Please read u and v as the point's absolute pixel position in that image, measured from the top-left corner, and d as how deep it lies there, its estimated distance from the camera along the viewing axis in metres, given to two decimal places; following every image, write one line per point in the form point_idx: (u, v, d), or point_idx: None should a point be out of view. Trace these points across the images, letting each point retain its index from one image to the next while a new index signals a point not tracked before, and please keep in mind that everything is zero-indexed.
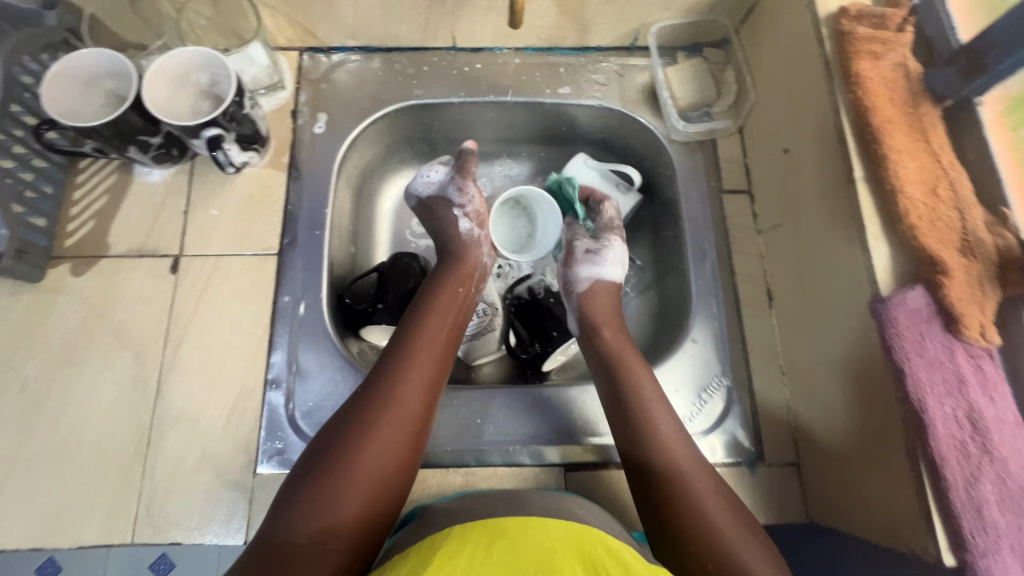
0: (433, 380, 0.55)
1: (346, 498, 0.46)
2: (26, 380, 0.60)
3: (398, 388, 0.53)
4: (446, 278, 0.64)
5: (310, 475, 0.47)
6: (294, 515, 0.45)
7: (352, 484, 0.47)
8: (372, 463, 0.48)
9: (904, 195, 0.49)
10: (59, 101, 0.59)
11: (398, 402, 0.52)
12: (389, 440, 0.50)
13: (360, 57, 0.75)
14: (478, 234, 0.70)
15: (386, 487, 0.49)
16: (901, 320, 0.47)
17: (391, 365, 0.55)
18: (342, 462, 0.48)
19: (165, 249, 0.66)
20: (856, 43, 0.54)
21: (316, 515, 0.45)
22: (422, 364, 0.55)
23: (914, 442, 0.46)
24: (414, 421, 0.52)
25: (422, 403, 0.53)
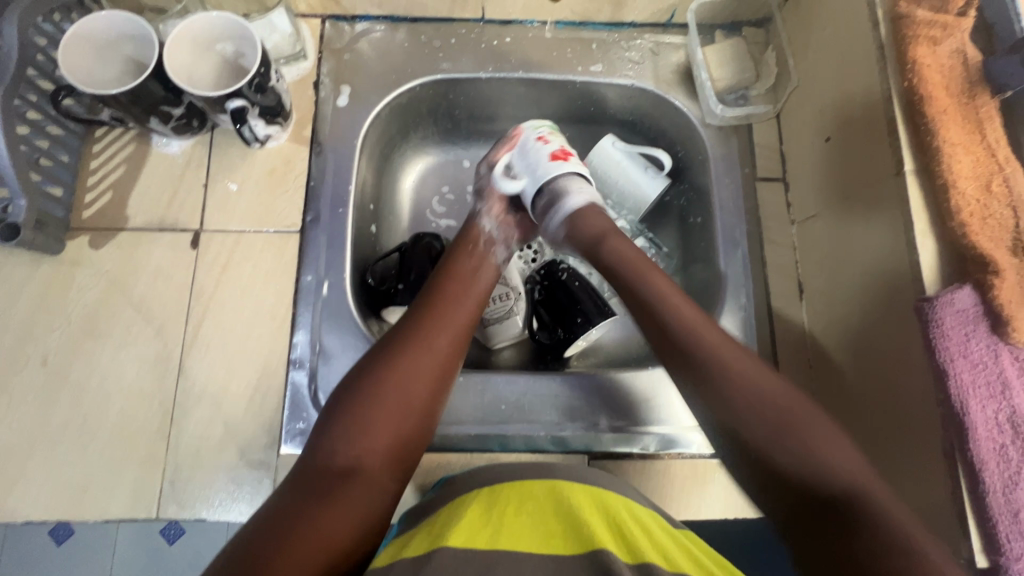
0: (459, 325, 0.55)
1: (376, 428, 0.47)
2: (47, 354, 0.60)
3: (424, 332, 0.52)
4: (464, 237, 0.64)
5: (339, 410, 0.48)
6: (329, 442, 0.47)
7: (378, 417, 0.48)
8: (395, 400, 0.49)
9: (956, 191, 0.47)
10: (79, 69, 0.57)
11: (425, 344, 0.52)
12: (413, 378, 0.50)
13: (385, 26, 0.72)
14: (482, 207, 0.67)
15: (412, 424, 0.49)
16: (947, 319, 0.45)
17: (419, 313, 0.54)
18: (371, 396, 0.48)
19: (185, 224, 0.64)
20: (914, 27, 0.51)
21: (349, 442, 0.47)
22: (447, 311, 0.55)
23: (953, 443, 0.45)
24: (444, 361, 0.52)
25: (451, 347, 0.53)
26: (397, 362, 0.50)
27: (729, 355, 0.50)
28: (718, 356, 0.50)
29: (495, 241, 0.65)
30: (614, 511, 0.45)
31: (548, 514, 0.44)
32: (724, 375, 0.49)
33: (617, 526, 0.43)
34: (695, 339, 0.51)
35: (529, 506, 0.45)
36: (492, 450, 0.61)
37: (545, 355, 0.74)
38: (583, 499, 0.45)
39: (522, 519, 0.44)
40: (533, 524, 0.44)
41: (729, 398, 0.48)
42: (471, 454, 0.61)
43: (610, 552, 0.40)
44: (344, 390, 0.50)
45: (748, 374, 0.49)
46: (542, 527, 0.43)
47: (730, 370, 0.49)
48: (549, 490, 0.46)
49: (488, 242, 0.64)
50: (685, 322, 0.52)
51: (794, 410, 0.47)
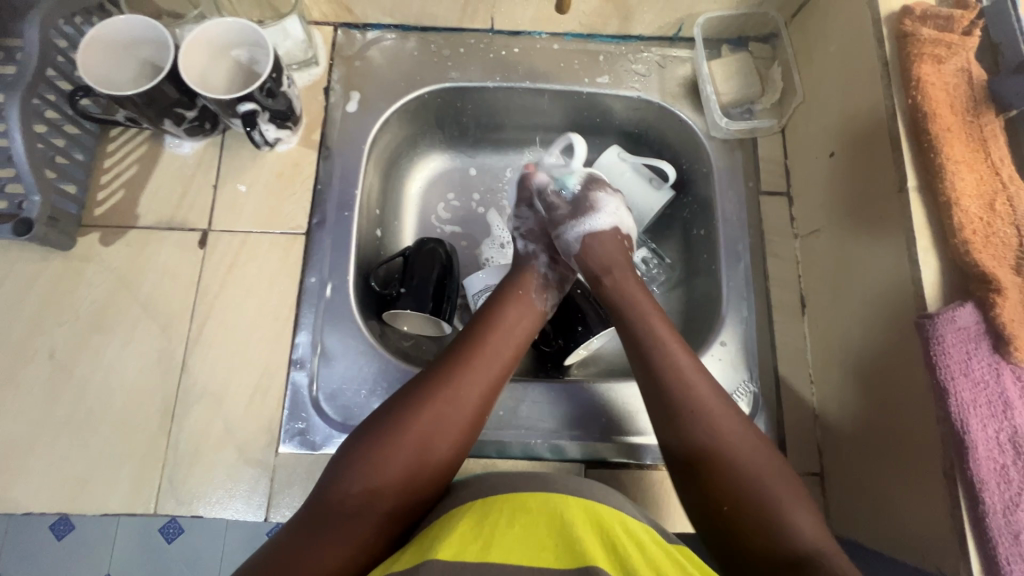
0: (490, 383, 0.55)
1: (391, 469, 0.48)
2: (54, 348, 0.61)
3: (452, 381, 0.53)
4: (511, 284, 0.65)
5: (360, 449, 0.49)
6: (344, 478, 0.48)
7: (396, 460, 0.49)
8: (418, 446, 0.49)
9: (960, 208, 0.47)
10: (97, 71, 0.58)
11: (451, 395, 0.52)
12: (441, 429, 0.51)
13: (396, 35, 0.73)
14: (533, 252, 0.68)
15: (431, 473, 0.50)
16: (948, 337, 0.45)
17: (453, 361, 0.55)
18: (392, 438, 0.49)
19: (193, 224, 0.65)
20: (919, 45, 0.51)
21: (363, 481, 0.48)
22: (479, 363, 0.55)
23: (953, 461, 0.44)
24: (469, 417, 0.52)
25: (478, 404, 0.53)
26: (423, 410, 0.51)
27: (742, 448, 0.51)
28: (707, 430, 0.51)
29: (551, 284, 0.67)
30: (609, 527, 0.44)
31: (541, 526, 0.44)
32: (700, 419, 0.52)
33: (608, 538, 0.43)
34: (699, 410, 0.52)
35: (524, 518, 0.45)
36: (489, 456, 0.61)
37: (545, 363, 0.74)
38: (575, 512, 0.46)
39: (515, 532, 0.44)
40: (525, 534, 0.44)
41: (692, 432, 0.52)
42: (467, 459, 0.61)
43: (601, 567, 0.40)
44: (367, 428, 0.51)
45: (741, 446, 0.51)
46: (534, 539, 0.43)
47: (705, 418, 0.52)
48: (541, 500, 0.47)
49: (537, 287, 0.65)
50: (670, 359, 0.55)
51: (765, 469, 0.49)
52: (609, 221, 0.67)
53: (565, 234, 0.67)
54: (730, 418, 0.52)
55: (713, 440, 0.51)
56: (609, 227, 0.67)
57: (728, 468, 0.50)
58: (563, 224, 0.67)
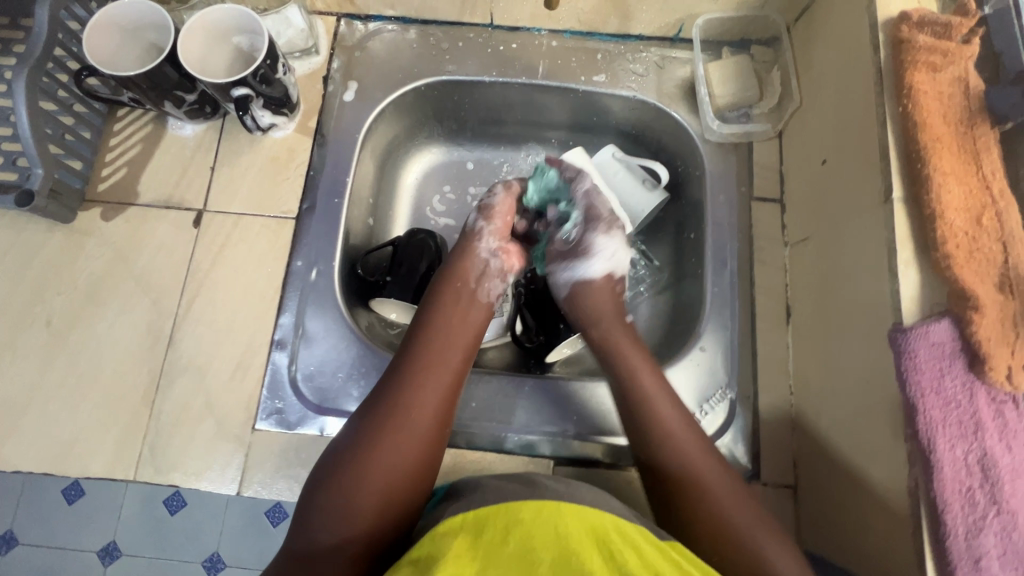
0: (444, 391, 0.55)
1: (359, 507, 0.47)
2: (52, 316, 0.63)
3: (402, 400, 0.53)
4: (453, 281, 0.63)
5: (323, 489, 0.48)
6: (316, 524, 0.47)
7: (362, 496, 0.48)
8: (382, 475, 0.49)
9: (944, 221, 0.46)
10: (103, 53, 0.61)
11: (406, 416, 0.52)
12: (396, 450, 0.50)
13: (396, 27, 0.74)
14: (482, 228, 0.66)
15: (398, 496, 0.49)
16: (920, 352, 0.44)
17: (400, 378, 0.55)
18: (353, 476, 0.48)
19: (190, 203, 0.67)
20: (913, 52, 0.50)
21: (335, 525, 0.47)
22: (429, 375, 0.55)
23: (918, 480, 0.43)
24: (428, 431, 0.52)
25: (435, 415, 0.53)
26: (379, 439, 0.50)
27: (676, 431, 0.53)
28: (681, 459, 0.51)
29: (494, 275, 0.65)
30: (603, 532, 0.43)
31: (537, 539, 0.42)
32: (635, 399, 0.55)
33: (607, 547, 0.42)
34: (646, 404, 0.55)
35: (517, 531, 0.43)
36: (458, 446, 0.61)
37: (528, 360, 0.74)
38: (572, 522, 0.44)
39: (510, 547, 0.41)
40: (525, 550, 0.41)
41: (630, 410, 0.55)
42: None
43: None
44: (327, 468, 0.50)
45: (720, 481, 0.50)
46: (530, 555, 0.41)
47: (636, 398, 0.55)
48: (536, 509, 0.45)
49: (484, 276, 0.64)
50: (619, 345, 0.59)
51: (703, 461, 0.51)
52: (603, 268, 0.64)
53: (555, 274, 0.65)
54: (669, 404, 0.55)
55: (650, 421, 0.54)
56: (601, 276, 0.64)
57: (702, 498, 0.49)
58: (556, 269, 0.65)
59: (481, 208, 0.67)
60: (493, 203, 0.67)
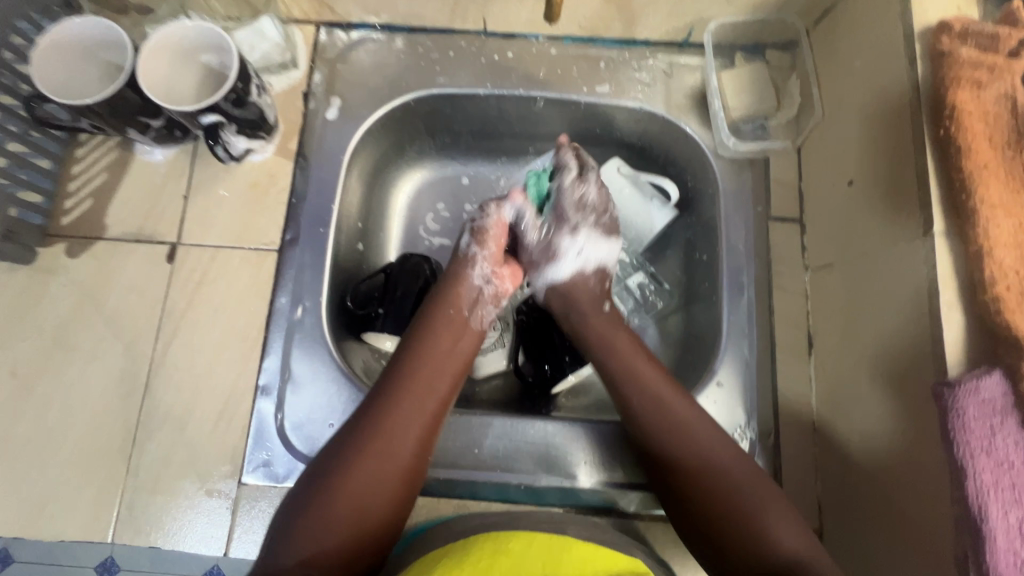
0: (429, 413, 0.52)
1: (327, 532, 0.45)
2: (16, 364, 0.58)
3: (382, 418, 0.50)
4: (447, 294, 0.60)
5: (294, 511, 0.46)
6: (282, 547, 0.45)
7: (330, 521, 0.46)
8: (352, 497, 0.47)
9: (992, 260, 0.41)
10: (54, 78, 0.55)
11: (384, 438, 0.49)
12: (365, 485, 0.48)
13: (381, 36, 0.68)
14: (475, 252, 0.62)
15: (369, 528, 0.47)
16: (970, 411, 0.39)
17: (383, 393, 0.52)
18: (323, 499, 0.47)
19: (162, 236, 0.62)
20: (956, 67, 0.45)
21: (300, 549, 0.45)
22: (415, 396, 0.52)
23: (967, 549, 0.40)
24: (408, 455, 0.50)
25: (416, 442, 0.51)
26: (355, 461, 0.48)
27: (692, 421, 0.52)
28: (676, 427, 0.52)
29: (484, 301, 0.61)
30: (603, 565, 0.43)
31: None
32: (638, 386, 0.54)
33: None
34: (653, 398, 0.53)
35: None
36: (460, 497, 0.58)
37: (530, 391, 0.69)
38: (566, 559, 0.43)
39: None
40: None
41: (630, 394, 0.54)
42: (438, 499, 0.58)
43: None
44: (302, 489, 0.48)
45: (716, 446, 0.51)
46: None
47: (630, 372, 0.55)
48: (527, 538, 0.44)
49: (477, 302, 0.60)
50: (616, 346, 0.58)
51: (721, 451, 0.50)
52: (570, 268, 0.63)
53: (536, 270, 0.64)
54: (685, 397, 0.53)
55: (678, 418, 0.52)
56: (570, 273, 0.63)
57: (693, 458, 0.50)
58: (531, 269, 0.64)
59: (473, 230, 0.62)
60: (486, 226, 0.62)
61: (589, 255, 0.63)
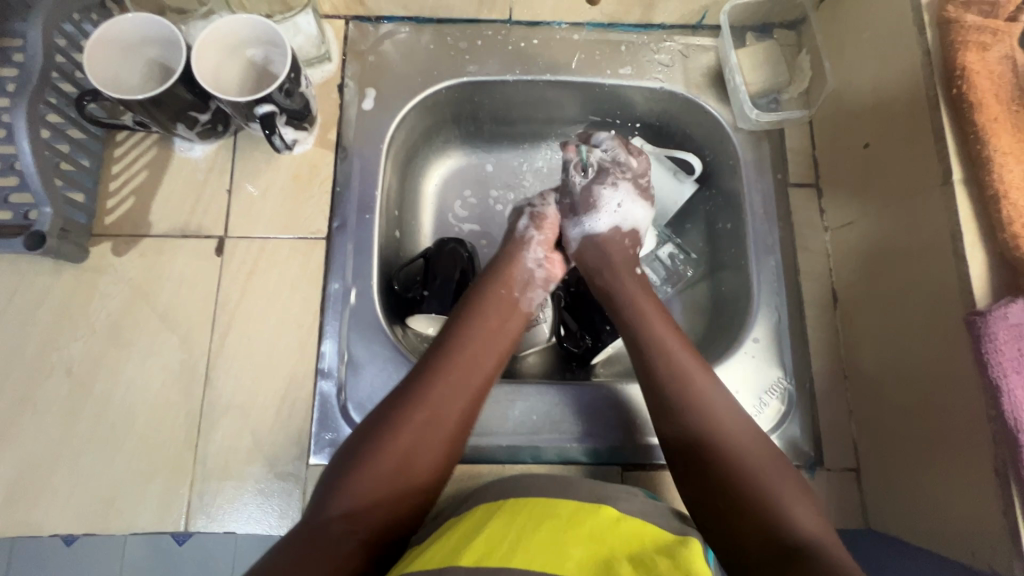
0: (476, 385, 0.54)
1: (375, 484, 0.47)
2: (71, 364, 0.58)
3: (433, 385, 0.52)
4: (497, 275, 0.63)
5: (345, 463, 0.48)
6: (331, 495, 0.47)
7: (378, 474, 0.48)
8: (402, 454, 0.49)
9: (1008, 201, 0.46)
10: (106, 77, 0.56)
11: (433, 403, 0.52)
12: (414, 444, 0.49)
13: (410, 28, 0.70)
14: (532, 236, 0.66)
15: (407, 492, 0.49)
16: (1000, 335, 0.44)
17: (434, 362, 0.55)
18: (373, 452, 0.48)
19: (209, 230, 0.63)
20: (963, 32, 0.50)
21: (348, 500, 0.46)
22: (464, 368, 0.54)
23: (1006, 460, 0.44)
24: (455, 422, 0.52)
25: (463, 411, 0.53)
26: (405, 420, 0.50)
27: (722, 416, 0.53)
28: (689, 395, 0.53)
29: (537, 284, 0.65)
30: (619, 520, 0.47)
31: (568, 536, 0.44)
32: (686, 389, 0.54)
33: (637, 555, 0.42)
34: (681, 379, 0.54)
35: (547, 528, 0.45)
36: (524, 461, 0.61)
37: (570, 362, 0.73)
38: (608, 526, 0.45)
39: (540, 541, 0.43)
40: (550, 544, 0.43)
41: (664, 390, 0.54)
42: (503, 464, 0.61)
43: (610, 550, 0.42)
44: (352, 444, 0.50)
45: (726, 419, 0.52)
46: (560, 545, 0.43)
47: (681, 375, 0.54)
48: (571, 510, 0.47)
49: (527, 285, 0.64)
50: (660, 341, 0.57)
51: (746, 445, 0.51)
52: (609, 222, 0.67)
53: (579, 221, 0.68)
54: (715, 389, 0.54)
55: (703, 419, 0.52)
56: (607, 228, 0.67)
57: (700, 420, 0.52)
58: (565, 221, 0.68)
59: (533, 214, 0.68)
60: (546, 213, 0.68)
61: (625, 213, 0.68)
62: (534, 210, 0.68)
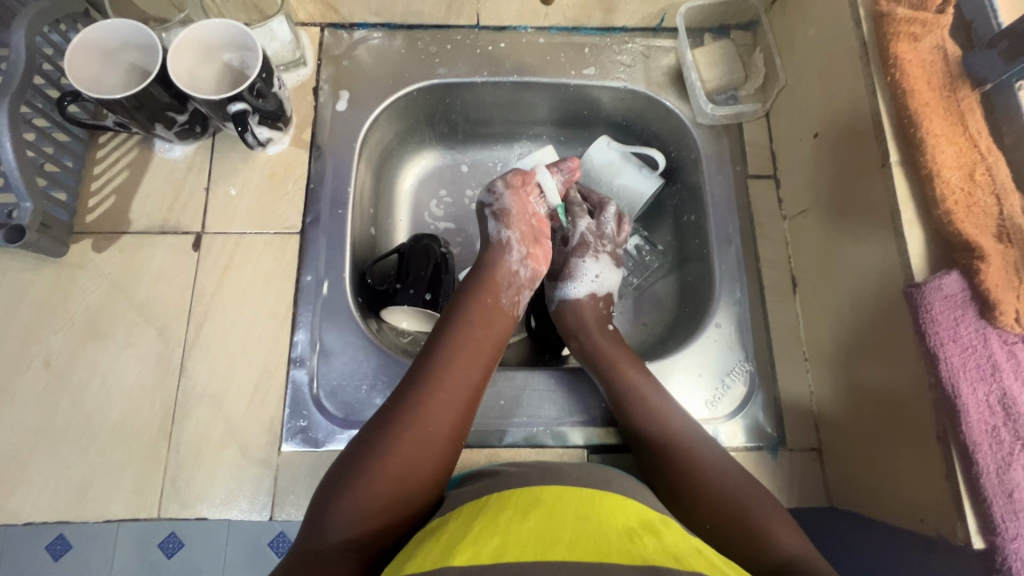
0: (466, 397, 0.55)
1: (374, 503, 0.48)
2: (50, 356, 0.60)
3: (426, 400, 0.53)
4: (484, 282, 0.64)
5: (341, 481, 0.49)
6: (330, 517, 0.47)
7: (378, 492, 0.48)
8: (400, 470, 0.49)
9: (940, 179, 0.48)
10: (85, 78, 0.58)
11: (428, 418, 0.52)
12: (410, 461, 0.50)
13: (382, 34, 0.74)
14: (511, 237, 0.66)
15: (410, 503, 0.49)
16: (935, 306, 0.46)
17: (425, 375, 0.55)
18: (371, 471, 0.49)
19: (187, 226, 0.65)
20: (895, 25, 0.53)
21: (349, 521, 0.47)
22: (456, 380, 0.55)
23: (946, 426, 0.46)
24: (449, 434, 0.53)
25: (456, 423, 0.54)
26: (401, 437, 0.51)
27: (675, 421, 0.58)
28: (666, 428, 0.57)
29: (521, 285, 0.66)
30: (604, 501, 0.47)
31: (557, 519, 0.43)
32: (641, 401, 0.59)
33: (627, 535, 0.42)
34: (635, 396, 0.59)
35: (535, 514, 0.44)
36: (491, 446, 0.61)
37: (542, 354, 0.74)
38: (594, 508, 0.45)
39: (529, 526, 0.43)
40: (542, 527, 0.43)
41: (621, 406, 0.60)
42: (471, 449, 0.61)
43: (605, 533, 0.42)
44: (347, 461, 0.50)
45: (679, 426, 0.57)
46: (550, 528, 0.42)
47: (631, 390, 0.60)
48: (556, 498, 0.46)
49: (514, 286, 0.65)
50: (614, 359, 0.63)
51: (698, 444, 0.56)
52: (586, 288, 0.70)
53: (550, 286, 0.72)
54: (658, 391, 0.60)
55: (658, 424, 0.58)
56: (585, 294, 0.70)
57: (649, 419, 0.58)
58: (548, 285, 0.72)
59: (496, 214, 0.67)
60: (508, 208, 0.67)
61: (602, 280, 0.71)
62: (500, 208, 0.67)
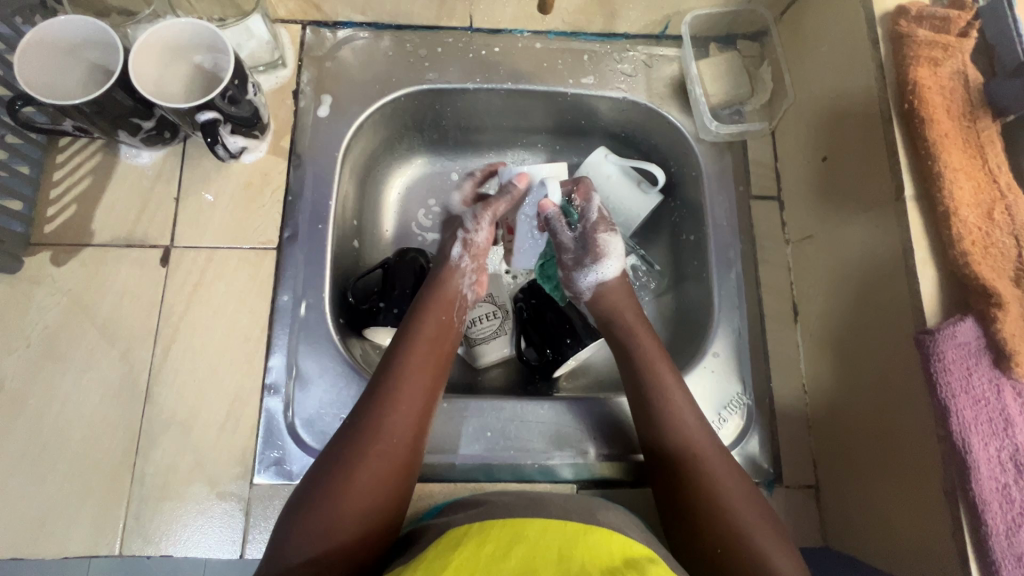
0: (424, 400, 0.53)
1: (337, 521, 0.45)
2: (3, 378, 0.56)
3: (382, 407, 0.51)
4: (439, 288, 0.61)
5: (302, 502, 0.46)
6: (290, 540, 0.44)
7: (338, 508, 0.45)
8: (360, 483, 0.47)
9: (959, 219, 0.45)
10: (38, 79, 0.53)
11: (385, 425, 0.50)
12: (370, 472, 0.47)
13: (369, 34, 0.69)
14: (466, 264, 0.64)
15: (375, 518, 0.46)
16: (949, 353, 0.43)
17: (380, 382, 0.53)
18: (330, 487, 0.46)
19: (154, 240, 0.61)
20: (915, 48, 0.50)
21: (310, 543, 0.44)
22: (411, 383, 0.53)
23: (954, 482, 0.43)
24: (407, 440, 0.50)
25: (415, 428, 0.51)
26: (358, 447, 0.48)
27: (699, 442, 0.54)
28: (694, 447, 0.53)
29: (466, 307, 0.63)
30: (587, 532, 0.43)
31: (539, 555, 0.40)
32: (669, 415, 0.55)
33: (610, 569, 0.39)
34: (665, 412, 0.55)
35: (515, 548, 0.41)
36: (476, 479, 0.58)
37: (534, 376, 0.72)
38: (578, 543, 0.42)
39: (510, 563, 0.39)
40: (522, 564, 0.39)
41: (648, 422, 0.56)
42: (455, 482, 0.58)
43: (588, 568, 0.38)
44: (308, 481, 0.47)
45: (702, 445, 0.53)
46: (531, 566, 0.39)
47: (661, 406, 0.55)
48: (539, 532, 0.43)
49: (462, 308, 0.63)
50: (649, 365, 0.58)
51: (722, 468, 0.52)
52: (617, 265, 0.65)
53: (578, 279, 0.65)
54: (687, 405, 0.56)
55: (681, 442, 0.53)
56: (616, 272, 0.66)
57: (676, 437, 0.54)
58: (575, 269, 0.65)
59: (465, 241, 0.66)
60: (478, 241, 0.66)
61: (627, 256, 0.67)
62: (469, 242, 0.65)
